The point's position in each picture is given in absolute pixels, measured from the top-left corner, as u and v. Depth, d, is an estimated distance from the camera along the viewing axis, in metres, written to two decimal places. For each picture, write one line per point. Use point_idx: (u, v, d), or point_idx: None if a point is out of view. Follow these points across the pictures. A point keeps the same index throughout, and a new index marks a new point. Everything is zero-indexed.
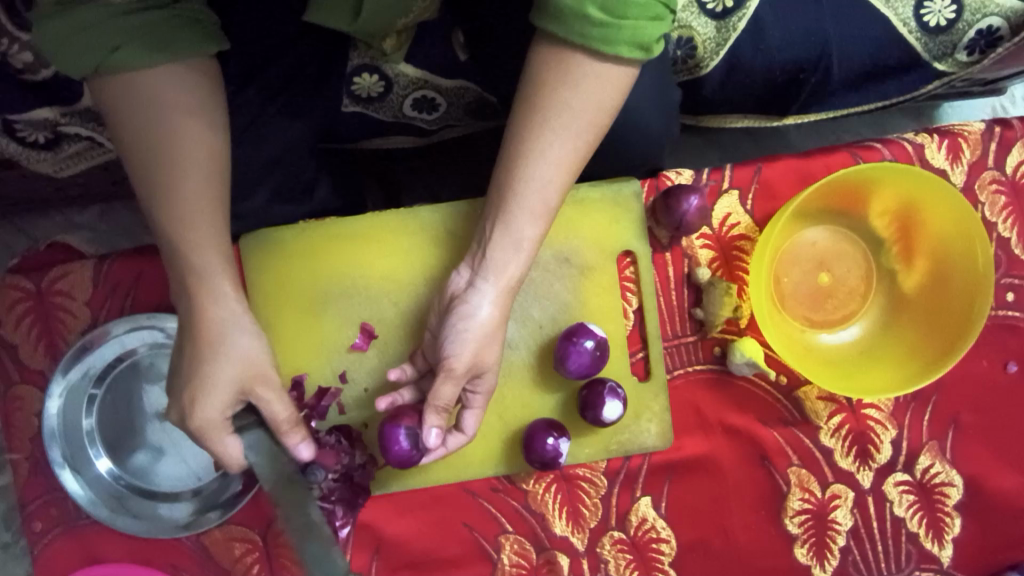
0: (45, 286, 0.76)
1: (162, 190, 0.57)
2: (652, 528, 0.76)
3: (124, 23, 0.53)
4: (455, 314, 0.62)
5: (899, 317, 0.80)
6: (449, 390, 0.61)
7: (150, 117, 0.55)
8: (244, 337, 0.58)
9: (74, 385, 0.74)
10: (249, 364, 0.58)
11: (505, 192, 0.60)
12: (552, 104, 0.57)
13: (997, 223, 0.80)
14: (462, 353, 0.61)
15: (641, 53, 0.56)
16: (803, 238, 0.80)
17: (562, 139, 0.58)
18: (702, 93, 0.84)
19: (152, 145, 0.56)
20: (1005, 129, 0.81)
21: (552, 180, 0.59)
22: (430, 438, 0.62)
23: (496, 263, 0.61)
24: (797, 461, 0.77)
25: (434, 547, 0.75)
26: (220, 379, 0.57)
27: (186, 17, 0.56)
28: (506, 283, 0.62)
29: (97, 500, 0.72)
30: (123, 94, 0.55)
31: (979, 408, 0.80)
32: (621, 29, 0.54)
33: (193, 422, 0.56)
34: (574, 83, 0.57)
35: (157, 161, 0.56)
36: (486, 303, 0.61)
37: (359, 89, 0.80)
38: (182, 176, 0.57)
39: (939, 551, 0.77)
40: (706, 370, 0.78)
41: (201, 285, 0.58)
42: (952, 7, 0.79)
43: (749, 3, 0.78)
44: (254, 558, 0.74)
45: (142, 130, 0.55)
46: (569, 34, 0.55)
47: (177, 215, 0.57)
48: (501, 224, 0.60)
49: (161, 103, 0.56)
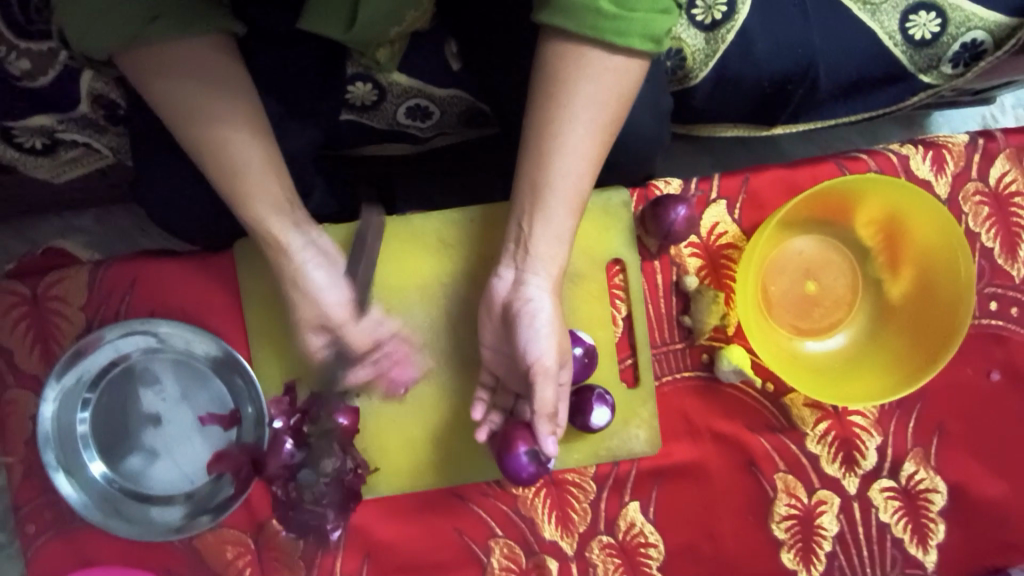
0: (41, 291, 0.77)
1: (230, 183, 0.62)
2: (639, 533, 0.77)
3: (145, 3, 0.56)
4: (522, 312, 0.64)
5: (886, 325, 0.81)
6: (548, 392, 0.62)
7: (200, 122, 0.60)
8: (322, 281, 0.65)
9: (68, 390, 0.74)
10: (325, 310, 0.65)
11: (541, 187, 0.62)
12: (575, 100, 0.59)
13: (981, 233, 0.81)
14: (546, 348, 0.62)
15: (652, 45, 0.57)
16: (790, 248, 0.81)
17: (589, 133, 0.60)
18: (692, 103, 0.86)
19: (211, 148, 0.61)
20: (989, 141, 0.82)
21: (583, 171, 0.61)
22: (548, 446, 0.63)
23: (543, 256, 0.64)
24: (784, 467, 0.78)
25: (425, 551, 0.76)
26: (303, 319, 0.65)
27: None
28: (553, 271, 0.64)
29: (90, 504, 0.73)
30: (173, 105, 0.60)
31: (963, 416, 0.81)
32: (632, 21, 0.56)
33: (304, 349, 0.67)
34: (593, 78, 0.58)
35: (216, 159, 0.62)
36: (543, 292, 0.64)
37: (353, 97, 0.82)
38: (241, 172, 0.62)
39: (924, 556, 0.78)
40: (693, 377, 0.79)
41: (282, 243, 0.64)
42: (937, 20, 0.80)
43: (737, 15, 0.79)
44: (246, 561, 0.75)
45: (192, 133, 0.60)
46: (581, 28, 0.56)
47: (248, 200, 0.63)
48: (540, 219, 0.63)
49: (197, 110, 0.60)
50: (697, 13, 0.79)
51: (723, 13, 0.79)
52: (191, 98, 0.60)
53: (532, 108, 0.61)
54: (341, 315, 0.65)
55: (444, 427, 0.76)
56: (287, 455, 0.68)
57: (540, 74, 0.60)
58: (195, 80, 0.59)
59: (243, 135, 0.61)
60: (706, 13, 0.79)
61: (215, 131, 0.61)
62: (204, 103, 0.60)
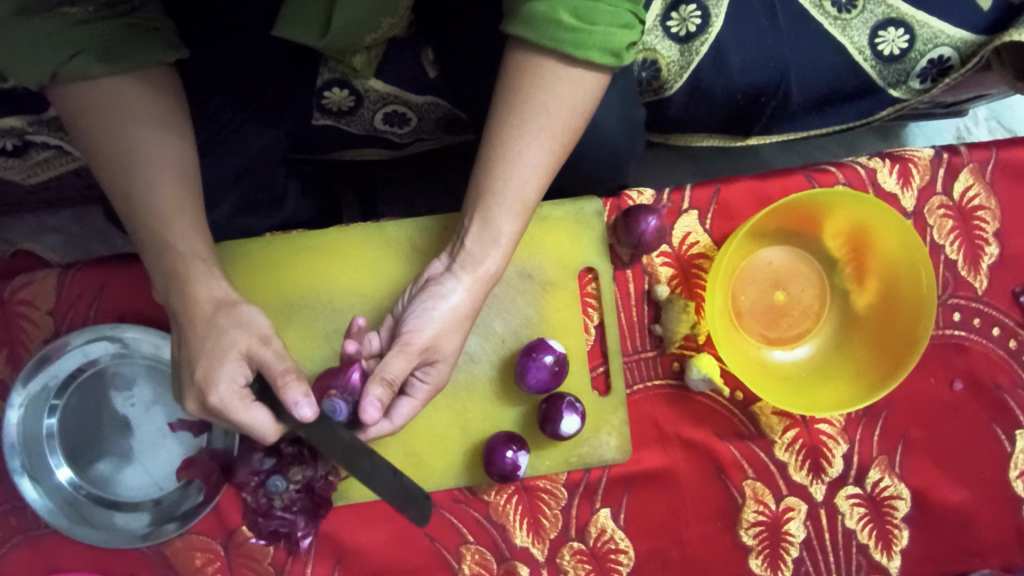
0: (8, 295, 0.76)
1: (137, 195, 0.58)
2: (610, 540, 0.77)
3: (78, 31, 0.53)
4: (426, 292, 0.64)
5: (852, 335, 0.82)
6: (399, 364, 0.61)
7: (110, 123, 0.57)
8: (246, 311, 0.61)
9: (34, 394, 0.73)
10: (254, 332, 0.60)
11: (488, 187, 0.62)
12: (530, 107, 0.60)
13: (945, 245, 0.83)
14: (424, 329, 0.62)
15: (613, 59, 0.58)
16: (759, 258, 0.82)
17: (538, 140, 0.60)
18: (667, 113, 0.87)
19: (117, 154, 0.57)
20: (953, 155, 0.84)
21: (529, 178, 0.61)
22: (367, 410, 0.58)
23: (474, 256, 0.64)
24: (752, 474, 0.79)
25: (395, 557, 0.76)
26: (232, 349, 0.58)
27: (143, 26, 0.57)
28: (482, 276, 0.64)
29: (56, 509, 0.72)
30: (81, 104, 0.56)
31: (927, 424, 0.82)
32: (592, 34, 0.57)
33: (217, 396, 0.57)
34: (548, 86, 0.59)
35: (125, 163, 0.58)
36: (458, 290, 0.63)
37: (329, 103, 0.81)
38: (148, 179, 0.58)
39: (888, 561, 0.80)
40: (664, 385, 0.80)
41: (188, 267, 0.59)
42: (906, 37, 0.82)
43: (711, 28, 0.80)
44: (215, 568, 0.74)
45: (107, 132, 0.57)
46: (541, 38, 0.57)
47: (156, 209, 0.58)
48: (479, 219, 0.63)
49: (122, 110, 0.57)
50: (672, 24, 0.80)
51: (698, 26, 0.80)
52: (101, 95, 0.56)
53: (491, 110, 0.62)
54: (261, 338, 0.60)
55: (415, 434, 0.76)
56: (256, 462, 0.69)
57: (503, 76, 0.61)
58: (124, 80, 0.57)
59: (164, 142, 0.59)
60: (681, 25, 0.80)
61: (129, 134, 0.57)
62: (127, 107, 0.57)
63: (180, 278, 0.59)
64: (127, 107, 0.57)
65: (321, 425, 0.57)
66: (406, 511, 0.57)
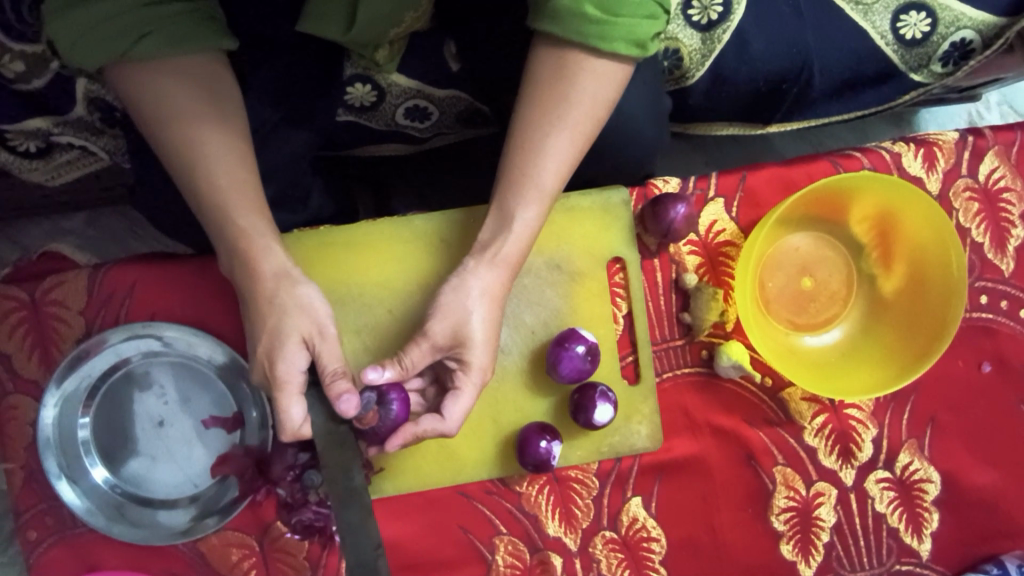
0: (39, 295, 0.76)
1: (193, 181, 0.60)
2: (642, 528, 0.78)
3: (142, 14, 0.55)
4: (445, 289, 0.64)
5: (878, 320, 0.83)
6: (418, 350, 0.63)
7: (174, 116, 0.58)
8: (307, 296, 0.61)
9: (69, 395, 0.74)
10: (313, 318, 0.60)
11: (511, 180, 0.62)
12: (554, 98, 0.60)
13: (971, 228, 0.83)
14: (441, 318, 0.63)
15: (637, 50, 0.59)
16: (787, 244, 0.82)
17: (562, 130, 0.61)
18: (688, 102, 0.87)
19: (174, 141, 0.59)
20: (977, 139, 0.84)
21: (551, 168, 0.62)
22: (369, 374, 0.62)
23: (484, 244, 0.64)
24: (782, 460, 0.80)
25: (429, 549, 0.76)
26: (291, 330, 0.60)
27: (204, 13, 0.58)
28: (501, 265, 0.64)
29: (94, 509, 0.72)
30: (140, 95, 0.58)
31: (955, 408, 0.83)
32: (617, 26, 0.57)
33: (279, 372, 0.59)
34: (572, 77, 0.59)
35: (182, 152, 0.59)
36: (478, 283, 0.63)
37: (353, 98, 0.81)
38: (205, 165, 0.59)
39: (919, 545, 0.80)
40: (693, 373, 0.80)
41: (250, 245, 0.60)
42: (927, 20, 0.82)
43: (733, 15, 0.80)
44: (251, 563, 0.74)
45: (165, 123, 0.58)
46: (567, 32, 0.57)
47: (217, 199, 0.60)
48: (499, 211, 0.64)
49: (179, 104, 0.58)
50: (693, 13, 0.80)
51: (720, 13, 0.80)
52: (162, 85, 0.58)
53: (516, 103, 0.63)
54: (320, 322, 0.61)
55: None
56: (291, 457, 0.71)
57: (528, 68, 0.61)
58: (185, 71, 0.58)
59: (223, 135, 0.60)
60: (703, 13, 0.80)
61: (188, 128, 0.59)
62: (182, 104, 0.58)
63: (253, 264, 0.60)
64: (181, 98, 0.58)
65: (341, 451, 0.57)
66: None
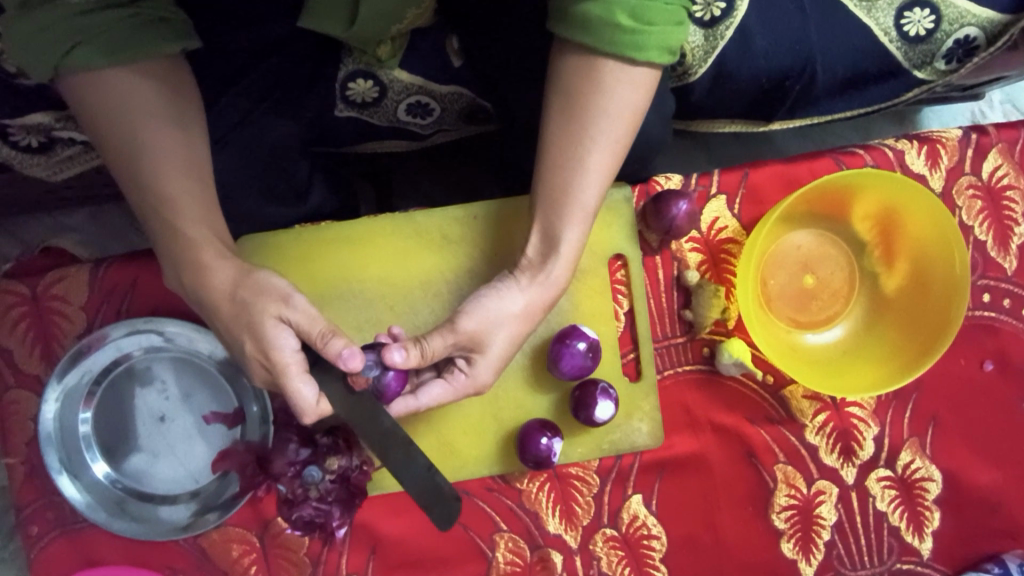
0: (41, 291, 0.76)
1: (144, 189, 0.60)
2: (643, 526, 0.77)
3: (78, 23, 0.54)
4: (486, 292, 0.64)
5: (882, 317, 0.83)
6: (440, 340, 0.62)
7: (121, 125, 0.58)
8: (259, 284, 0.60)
9: (71, 389, 0.74)
10: (280, 295, 0.60)
11: (553, 200, 0.63)
12: (590, 112, 0.60)
13: (974, 226, 0.83)
14: (473, 317, 0.63)
15: (669, 57, 0.59)
16: (789, 241, 0.82)
17: (600, 145, 0.61)
18: (690, 99, 0.87)
19: (124, 150, 0.59)
20: (981, 136, 0.84)
21: (591, 185, 0.62)
22: (391, 354, 0.59)
23: (530, 266, 0.65)
24: (783, 459, 0.80)
25: (430, 546, 0.76)
26: (264, 316, 0.59)
27: (144, 16, 0.56)
28: (543, 284, 0.64)
29: (95, 505, 0.73)
30: (86, 104, 0.57)
31: (957, 406, 0.82)
32: (650, 35, 0.56)
33: (273, 359, 0.59)
34: (608, 90, 0.59)
35: (131, 159, 0.59)
36: (518, 298, 0.64)
37: (353, 94, 0.79)
38: (156, 173, 0.59)
39: (919, 544, 0.80)
40: (694, 370, 0.80)
41: (200, 254, 0.60)
42: (932, 17, 0.81)
43: (736, 12, 0.80)
44: (251, 559, 0.74)
45: (110, 131, 0.58)
46: (600, 43, 0.56)
47: (165, 207, 0.60)
48: (543, 231, 0.64)
49: (123, 111, 0.58)
50: (697, 10, 0.80)
51: (723, 9, 0.80)
52: (105, 92, 0.57)
53: (546, 117, 0.62)
54: (293, 302, 0.60)
55: (449, 424, 0.76)
56: (292, 453, 0.70)
57: (557, 81, 0.60)
58: (126, 78, 0.57)
59: (168, 141, 0.59)
60: (706, 9, 0.80)
61: (134, 133, 0.58)
62: (129, 110, 0.58)
63: (205, 272, 0.60)
64: (126, 105, 0.57)
65: (362, 405, 0.57)
66: (432, 511, 0.57)
